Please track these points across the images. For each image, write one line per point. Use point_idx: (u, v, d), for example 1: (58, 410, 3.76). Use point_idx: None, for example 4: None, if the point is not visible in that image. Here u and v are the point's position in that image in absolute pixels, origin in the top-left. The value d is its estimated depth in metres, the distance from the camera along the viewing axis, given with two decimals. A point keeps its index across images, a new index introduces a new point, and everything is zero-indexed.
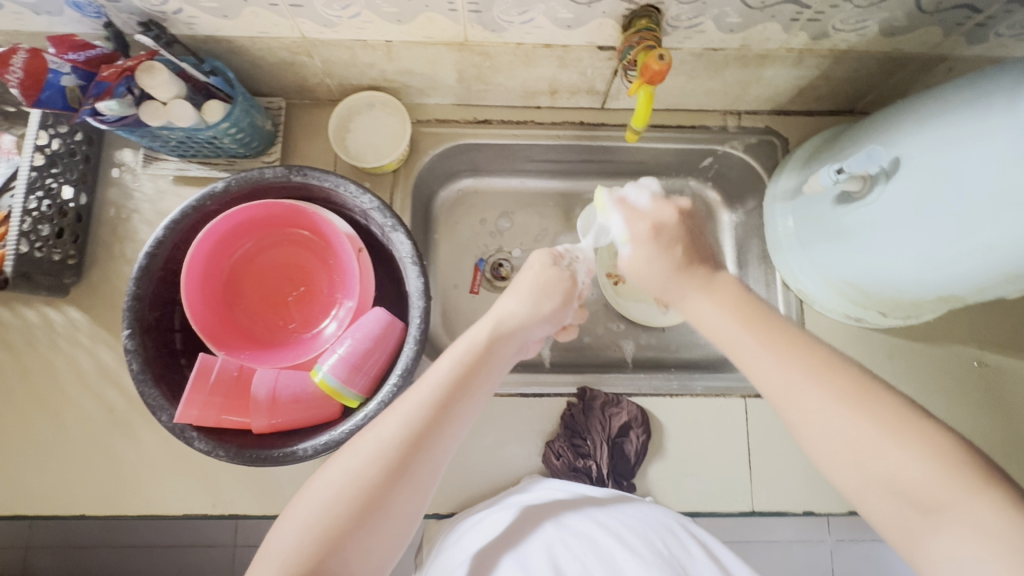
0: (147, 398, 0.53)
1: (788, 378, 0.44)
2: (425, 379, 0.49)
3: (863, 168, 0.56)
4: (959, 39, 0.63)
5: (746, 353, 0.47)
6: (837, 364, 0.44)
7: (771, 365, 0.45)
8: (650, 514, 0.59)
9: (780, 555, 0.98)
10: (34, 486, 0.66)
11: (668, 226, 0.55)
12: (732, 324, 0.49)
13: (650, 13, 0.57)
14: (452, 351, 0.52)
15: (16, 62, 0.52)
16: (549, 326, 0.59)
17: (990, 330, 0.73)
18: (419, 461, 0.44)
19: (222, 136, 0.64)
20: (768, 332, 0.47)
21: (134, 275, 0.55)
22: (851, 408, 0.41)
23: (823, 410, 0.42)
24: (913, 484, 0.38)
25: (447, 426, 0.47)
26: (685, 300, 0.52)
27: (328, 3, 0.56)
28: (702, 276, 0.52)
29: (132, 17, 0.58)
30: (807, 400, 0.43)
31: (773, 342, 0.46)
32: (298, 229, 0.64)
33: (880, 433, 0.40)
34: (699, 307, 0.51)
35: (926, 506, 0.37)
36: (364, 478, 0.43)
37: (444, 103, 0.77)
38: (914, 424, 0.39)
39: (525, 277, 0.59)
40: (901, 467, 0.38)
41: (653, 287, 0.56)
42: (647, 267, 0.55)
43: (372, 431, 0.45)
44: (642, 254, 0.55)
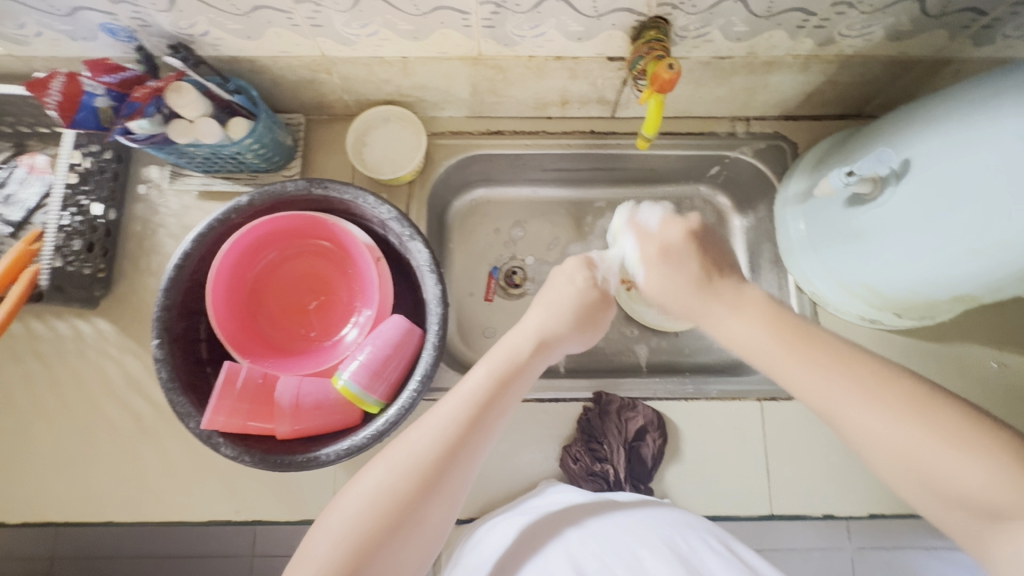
0: (176, 406, 0.55)
1: (834, 390, 0.44)
2: (459, 390, 0.50)
3: (873, 170, 0.56)
4: (965, 41, 0.64)
5: (786, 367, 0.47)
6: (884, 374, 0.44)
7: (811, 378, 0.46)
8: (668, 515, 0.59)
9: (800, 563, 0.96)
10: (65, 494, 0.67)
11: (676, 244, 0.58)
12: (766, 342, 0.49)
13: (658, 24, 0.59)
14: (489, 362, 0.53)
15: (54, 86, 0.55)
16: (578, 341, 0.61)
17: (1008, 330, 0.73)
18: (451, 475, 0.45)
19: (245, 152, 0.66)
20: (809, 346, 0.47)
21: (162, 287, 0.57)
22: (901, 419, 0.41)
23: (874, 423, 0.42)
24: (971, 492, 0.38)
25: (480, 439, 0.48)
26: (713, 319, 0.53)
27: (348, 22, 0.58)
28: (728, 297, 0.53)
29: (162, 40, 0.60)
30: (856, 414, 0.43)
31: (814, 357, 0.46)
32: (319, 240, 0.65)
33: (937, 442, 0.40)
34: (736, 326, 0.51)
35: (990, 513, 0.37)
36: (397, 491, 0.43)
37: (458, 116, 0.79)
38: (970, 432, 0.39)
39: (563, 288, 0.61)
40: (961, 473, 0.38)
41: (675, 304, 0.56)
42: (664, 288, 0.57)
43: (405, 443, 0.46)
44: (659, 275, 0.57)
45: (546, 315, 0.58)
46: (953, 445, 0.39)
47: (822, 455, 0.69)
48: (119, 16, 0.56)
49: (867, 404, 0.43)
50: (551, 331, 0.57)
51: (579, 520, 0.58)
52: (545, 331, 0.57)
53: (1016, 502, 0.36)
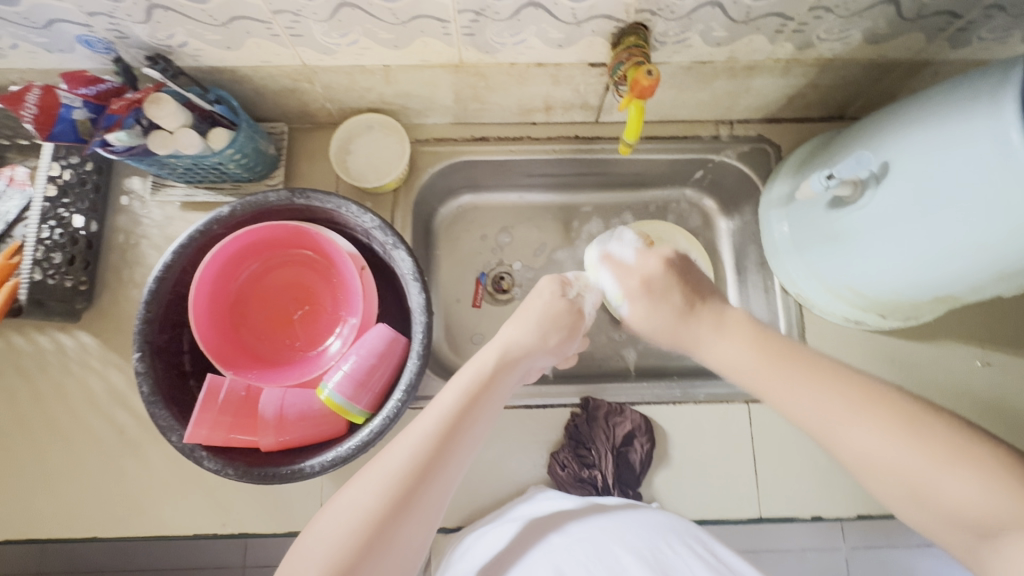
0: (158, 419, 0.54)
1: (832, 409, 0.45)
2: (430, 409, 0.50)
3: (852, 172, 0.57)
4: (942, 43, 0.65)
5: (780, 387, 0.48)
6: (881, 394, 0.45)
7: (807, 398, 0.47)
8: (652, 518, 0.59)
9: (794, 563, 0.97)
10: (47, 510, 0.67)
11: (655, 276, 0.59)
12: (761, 363, 0.51)
13: (638, 30, 0.59)
14: (455, 382, 0.53)
15: (30, 98, 0.55)
16: (550, 354, 0.61)
17: (991, 329, 0.74)
18: (425, 492, 0.45)
19: (227, 162, 0.66)
20: (806, 366, 0.49)
21: (144, 299, 0.57)
22: (900, 437, 0.42)
23: (872, 441, 0.43)
24: (966, 508, 0.39)
25: (452, 456, 0.48)
26: (702, 346, 0.55)
27: (328, 31, 0.58)
28: (713, 319, 0.55)
29: (140, 52, 0.60)
30: (855, 432, 0.44)
31: (811, 377, 0.48)
32: (302, 250, 0.65)
33: (931, 458, 0.40)
34: (728, 347, 0.53)
35: (983, 530, 0.38)
36: (371, 511, 0.43)
37: (442, 122, 0.79)
38: (964, 448, 0.40)
39: (533, 304, 0.62)
40: (957, 490, 0.39)
41: (663, 337, 0.58)
42: (651, 317, 0.58)
43: (378, 462, 0.46)
44: (642, 306, 0.59)
45: (516, 329, 0.59)
46: (948, 462, 0.40)
47: (810, 456, 0.70)
48: (95, 28, 0.56)
49: (864, 422, 0.43)
50: (520, 346, 0.58)
51: (567, 526, 0.58)
52: (513, 346, 0.57)
53: (1008, 517, 0.37)
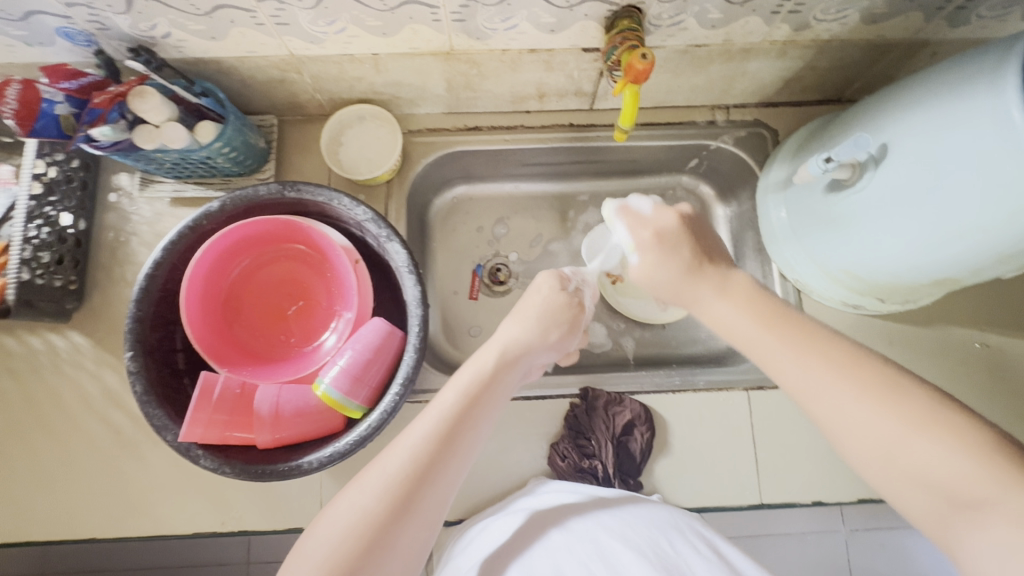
0: (152, 419, 0.54)
1: (816, 377, 0.45)
2: (431, 410, 0.50)
3: (851, 155, 0.56)
4: (941, 23, 0.64)
5: (769, 352, 0.48)
6: (864, 362, 0.44)
7: (794, 363, 0.46)
8: (656, 513, 0.59)
9: (795, 547, 0.97)
10: (43, 512, 0.66)
11: (670, 228, 0.57)
12: (752, 322, 0.50)
13: (631, 13, 0.58)
14: (456, 382, 0.52)
15: (10, 93, 0.53)
16: (552, 350, 0.60)
17: (990, 311, 0.73)
18: (425, 495, 0.44)
19: (216, 156, 0.65)
20: (794, 330, 0.48)
21: (134, 298, 0.56)
22: (882, 406, 0.41)
23: (852, 408, 0.42)
24: (941, 479, 0.38)
25: (453, 457, 0.47)
26: (700, 304, 0.53)
27: (314, 20, 0.57)
28: (715, 280, 0.53)
29: (123, 44, 0.59)
30: (834, 398, 0.43)
31: (796, 342, 0.47)
32: (294, 244, 0.64)
33: (908, 428, 0.40)
34: (724, 309, 0.52)
35: (959, 500, 0.37)
36: (371, 514, 0.42)
37: (434, 112, 0.77)
38: (943, 420, 0.39)
39: (534, 298, 0.61)
40: (933, 461, 0.39)
41: (663, 293, 0.57)
42: (653, 272, 0.56)
43: (377, 465, 0.46)
44: (648, 255, 0.57)
45: (517, 327, 0.58)
46: (926, 431, 0.39)
47: (810, 442, 0.69)
48: (74, 19, 0.54)
49: (847, 389, 0.43)
50: (521, 343, 0.57)
51: (569, 523, 0.57)
52: (513, 343, 0.57)
53: (985, 489, 0.36)
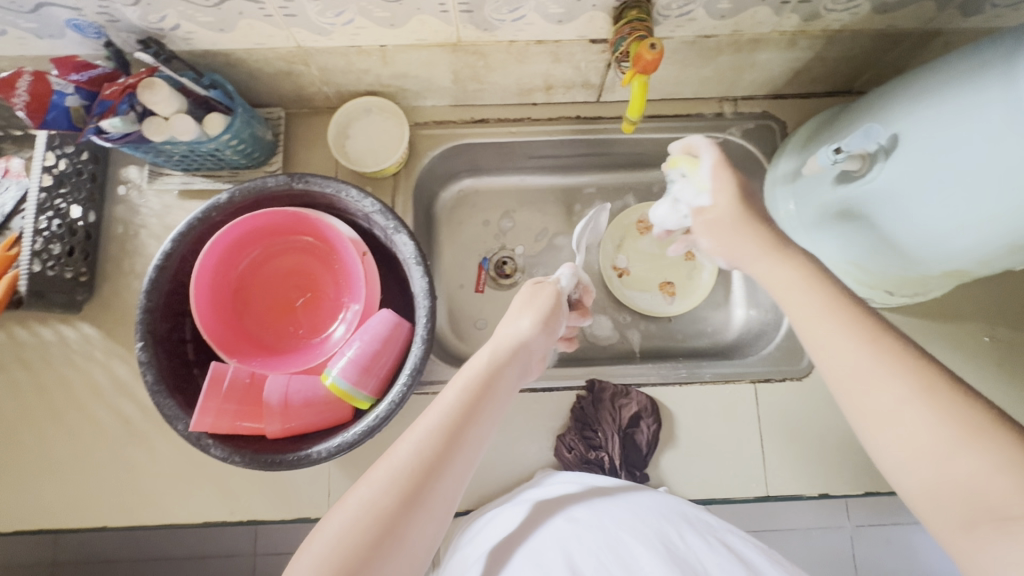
0: (163, 409, 0.54)
1: (869, 365, 0.42)
2: (436, 405, 0.49)
3: (861, 146, 0.56)
4: (953, 12, 0.63)
5: (821, 329, 0.46)
6: (916, 358, 0.41)
7: (844, 347, 0.44)
8: (662, 504, 0.59)
9: (800, 542, 0.97)
10: (55, 501, 0.67)
11: (737, 185, 0.57)
12: (809, 302, 0.47)
13: (639, 3, 0.58)
14: (459, 379, 0.52)
15: (22, 85, 0.54)
16: (546, 337, 0.61)
17: (1000, 304, 0.73)
18: (434, 489, 0.43)
19: (224, 148, 0.65)
20: (857, 317, 0.45)
21: (144, 288, 0.56)
22: (934, 402, 0.39)
23: (902, 403, 0.40)
24: (981, 489, 0.36)
25: (461, 452, 0.46)
26: (766, 262, 0.53)
27: (322, 11, 0.57)
28: (770, 244, 0.53)
29: (132, 36, 0.59)
30: (888, 390, 0.41)
31: (855, 327, 0.44)
32: (302, 236, 0.64)
33: (960, 436, 0.37)
34: (784, 272, 0.51)
35: (1000, 513, 0.34)
36: (380, 508, 0.41)
37: (441, 105, 0.77)
38: (992, 430, 0.37)
39: (510, 301, 0.63)
40: (978, 472, 0.36)
41: (724, 245, 0.57)
42: (730, 212, 0.56)
43: (385, 460, 0.44)
44: (728, 202, 0.57)
45: (503, 326, 0.60)
46: (975, 443, 0.37)
47: (817, 435, 0.69)
48: (84, 11, 0.55)
49: (896, 383, 0.41)
50: (515, 341, 0.58)
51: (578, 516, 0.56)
52: (510, 342, 0.57)
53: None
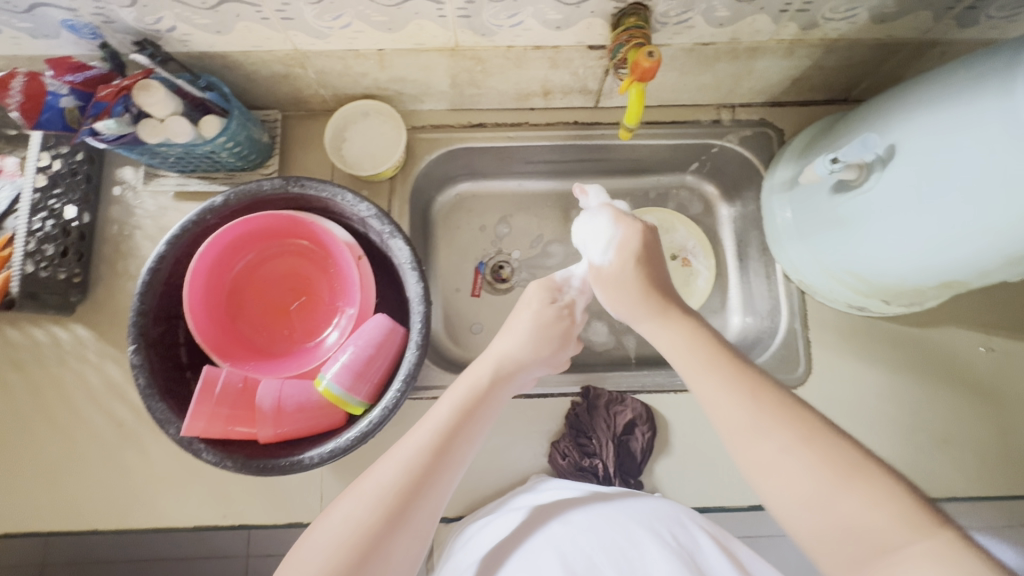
0: (155, 412, 0.54)
1: (750, 417, 0.45)
2: (426, 422, 0.50)
3: (858, 156, 0.55)
4: (951, 22, 0.63)
5: (705, 385, 0.49)
6: (794, 409, 0.45)
7: (727, 402, 0.47)
8: (657, 508, 0.59)
9: (794, 549, 0.97)
10: (45, 503, 0.66)
11: (640, 245, 0.62)
12: (692, 357, 0.51)
13: (638, 10, 0.57)
14: (452, 395, 0.53)
15: (16, 85, 0.53)
16: (546, 365, 0.61)
17: (994, 314, 0.73)
18: (419, 505, 0.45)
19: (219, 150, 0.65)
20: (732, 370, 0.49)
21: (137, 291, 0.56)
22: (813, 450, 0.42)
23: (785, 451, 0.43)
24: (859, 525, 0.38)
25: (446, 469, 0.48)
26: (652, 324, 0.56)
27: (319, 15, 0.56)
28: (657, 305, 0.57)
29: (128, 37, 0.59)
30: (770, 440, 0.44)
31: (738, 381, 0.48)
32: (297, 240, 0.64)
33: (835, 478, 0.40)
34: (668, 334, 0.54)
35: (879, 548, 0.37)
36: (364, 524, 0.43)
37: (438, 108, 0.77)
38: (866, 470, 0.40)
39: (523, 316, 0.62)
40: (857, 508, 0.39)
41: (622, 304, 0.60)
42: (623, 269, 0.61)
43: (371, 476, 0.46)
44: (623, 260, 0.61)
45: (510, 342, 0.59)
46: (850, 482, 0.40)
47: None
48: (80, 12, 0.54)
49: (779, 432, 0.44)
50: (515, 360, 0.58)
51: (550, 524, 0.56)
52: (509, 359, 0.58)
53: (900, 536, 0.37)
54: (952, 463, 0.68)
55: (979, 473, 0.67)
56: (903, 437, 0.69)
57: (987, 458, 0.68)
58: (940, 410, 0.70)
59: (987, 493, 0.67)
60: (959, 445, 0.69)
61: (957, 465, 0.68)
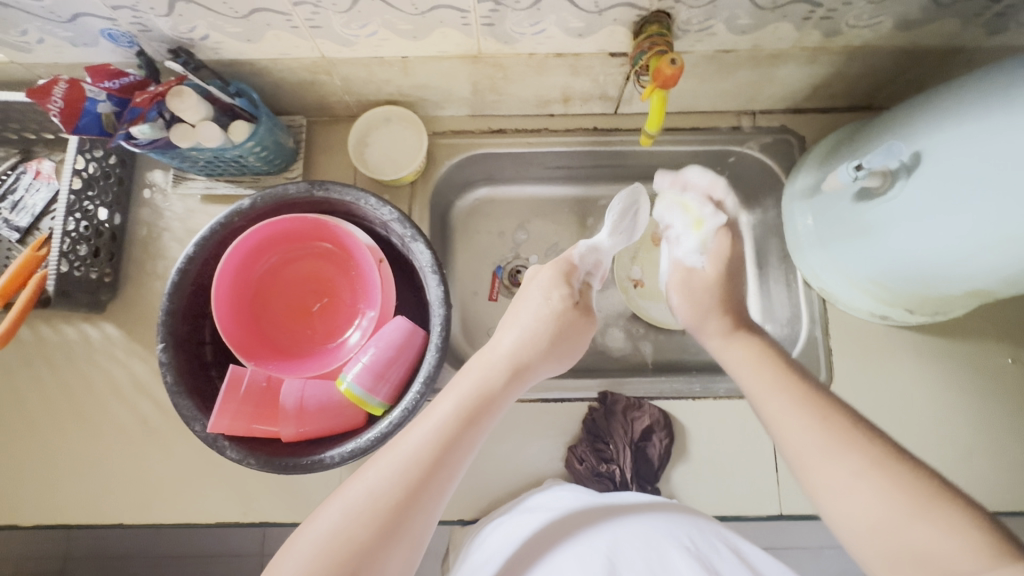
0: (181, 409, 0.55)
1: (820, 441, 0.45)
2: (425, 423, 0.49)
3: (882, 163, 0.55)
4: (977, 30, 0.62)
5: (776, 406, 0.50)
6: (865, 431, 0.45)
7: (797, 423, 0.47)
8: (678, 517, 0.57)
9: (812, 561, 0.95)
10: (72, 496, 0.68)
11: (728, 259, 0.64)
12: (758, 383, 0.52)
13: (661, 19, 0.58)
14: (456, 394, 0.52)
15: (56, 92, 0.55)
16: (552, 364, 0.60)
17: (1022, 325, 0.71)
18: (411, 517, 0.45)
19: (247, 155, 0.67)
20: (804, 398, 0.49)
21: (167, 291, 0.57)
22: (881, 478, 0.42)
23: (857, 475, 0.42)
24: (931, 552, 0.38)
25: (443, 477, 0.47)
26: (716, 343, 0.60)
27: (347, 23, 0.58)
28: (726, 326, 0.59)
29: (163, 45, 0.61)
30: (840, 465, 0.44)
31: (802, 411, 0.48)
32: (320, 242, 0.65)
33: (911, 507, 0.39)
34: (736, 353, 0.57)
35: (949, 574, 0.37)
36: (354, 534, 0.42)
37: (460, 114, 0.78)
38: (937, 501, 0.39)
39: (535, 307, 0.61)
40: (931, 537, 0.38)
41: (689, 314, 0.63)
42: (715, 283, 0.62)
43: (363, 480, 0.45)
44: (716, 271, 0.63)
45: (519, 340, 0.58)
46: (928, 512, 0.39)
47: None
48: (119, 21, 0.56)
49: (852, 457, 0.43)
50: (523, 359, 0.57)
51: (573, 528, 0.56)
52: (517, 359, 0.57)
53: (977, 563, 0.36)
54: (977, 476, 0.67)
55: (1003, 487, 0.66)
56: (926, 449, 0.68)
57: (1015, 473, 0.66)
58: (965, 422, 0.69)
59: (1012, 507, 0.66)
60: (985, 458, 0.67)
61: (982, 479, 0.66)
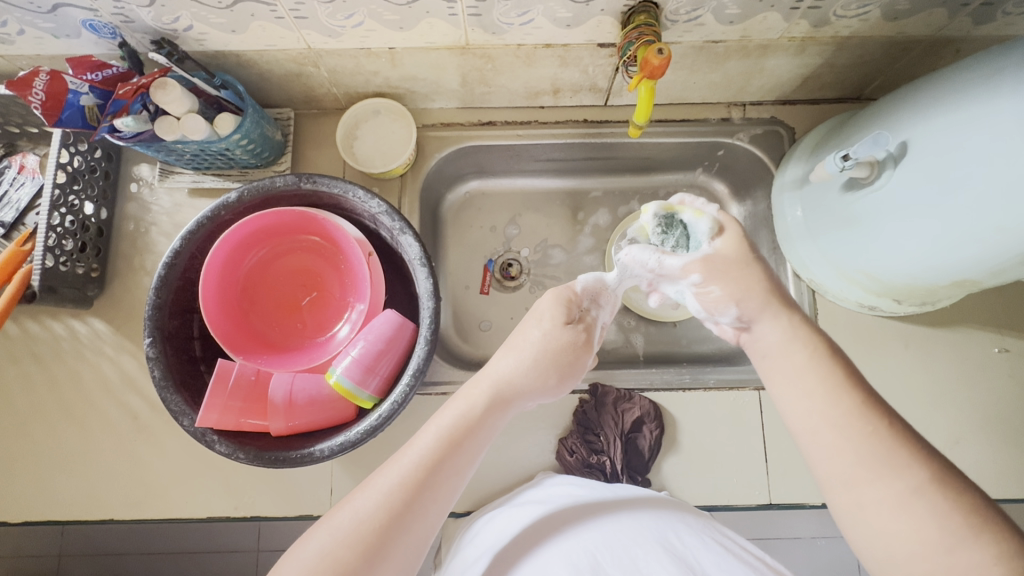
0: (169, 404, 0.55)
1: (870, 455, 0.40)
2: (409, 448, 0.47)
3: (869, 154, 0.56)
4: (965, 19, 0.62)
5: (826, 412, 0.42)
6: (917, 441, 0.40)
7: (838, 433, 0.41)
8: (660, 514, 0.57)
9: (803, 552, 0.96)
10: (63, 495, 0.68)
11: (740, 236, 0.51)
12: (799, 384, 0.44)
13: (648, 8, 0.58)
14: (438, 420, 0.49)
15: (38, 83, 0.54)
16: (546, 394, 0.56)
17: (1009, 314, 0.72)
18: (397, 542, 0.43)
19: (234, 148, 0.66)
20: (860, 400, 0.42)
21: (154, 284, 0.57)
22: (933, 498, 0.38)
23: (902, 494, 0.38)
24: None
25: (430, 501, 0.45)
26: (767, 317, 0.48)
27: (332, 14, 0.57)
28: (772, 303, 0.48)
29: (146, 36, 0.60)
30: (888, 481, 0.39)
31: (856, 415, 0.41)
32: (310, 236, 0.65)
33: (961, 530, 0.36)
34: (780, 343, 0.47)
35: None
36: (339, 561, 0.40)
37: (448, 107, 0.78)
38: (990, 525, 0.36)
39: (531, 333, 0.55)
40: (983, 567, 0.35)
41: (731, 285, 0.49)
42: (741, 251, 0.50)
43: (349, 504, 0.44)
44: (734, 245, 0.50)
45: (513, 364, 0.53)
46: (973, 534, 0.36)
47: None
48: (100, 12, 0.56)
49: (906, 473, 0.39)
50: (513, 385, 0.53)
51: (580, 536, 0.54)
52: (507, 382, 0.53)
53: None
54: (964, 462, 0.67)
55: (990, 474, 0.67)
56: None
57: (1002, 460, 0.67)
58: (954, 410, 0.69)
59: (999, 495, 0.66)
60: (973, 447, 0.68)
61: (969, 467, 0.67)
